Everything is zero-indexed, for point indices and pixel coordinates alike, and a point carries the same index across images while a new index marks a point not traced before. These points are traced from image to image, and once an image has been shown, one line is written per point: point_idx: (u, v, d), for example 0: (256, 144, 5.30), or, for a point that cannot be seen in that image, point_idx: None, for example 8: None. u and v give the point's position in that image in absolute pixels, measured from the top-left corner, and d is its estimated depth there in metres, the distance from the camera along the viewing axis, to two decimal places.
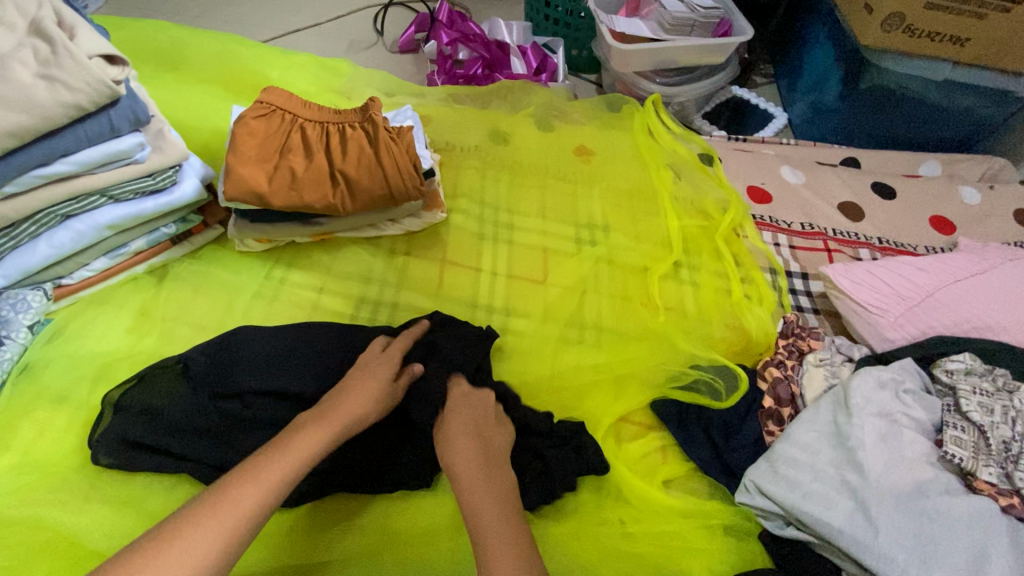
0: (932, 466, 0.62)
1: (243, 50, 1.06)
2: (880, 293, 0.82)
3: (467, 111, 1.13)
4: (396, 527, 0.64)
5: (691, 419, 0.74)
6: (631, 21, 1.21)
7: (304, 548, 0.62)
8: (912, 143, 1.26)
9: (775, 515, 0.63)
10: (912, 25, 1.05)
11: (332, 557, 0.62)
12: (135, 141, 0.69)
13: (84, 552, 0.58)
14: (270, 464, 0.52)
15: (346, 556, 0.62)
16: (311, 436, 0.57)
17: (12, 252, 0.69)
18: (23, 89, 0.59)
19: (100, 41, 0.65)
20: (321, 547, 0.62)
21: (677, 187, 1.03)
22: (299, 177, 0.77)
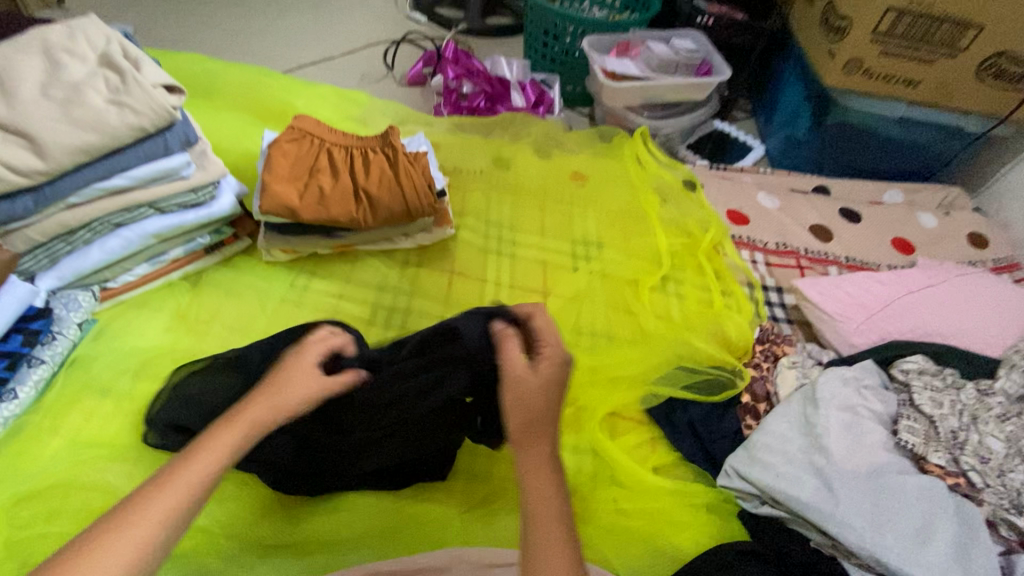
0: (888, 451, 0.70)
1: (269, 81, 1.17)
2: (845, 303, 0.92)
3: (472, 139, 1.24)
4: (409, 511, 0.66)
5: (679, 413, 0.82)
6: (621, 61, 1.34)
7: (319, 524, 0.64)
8: (877, 173, 1.39)
9: (751, 495, 0.70)
10: (869, 70, 1.19)
11: (345, 537, 0.63)
12: (184, 160, 0.78)
13: None
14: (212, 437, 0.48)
15: (358, 537, 0.63)
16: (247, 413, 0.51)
17: (68, 256, 0.77)
18: (98, 113, 0.68)
19: (161, 73, 0.74)
20: (333, 526, 0.64)
21: (664, 209, 1.13)
22: (327, 194, 0.86)
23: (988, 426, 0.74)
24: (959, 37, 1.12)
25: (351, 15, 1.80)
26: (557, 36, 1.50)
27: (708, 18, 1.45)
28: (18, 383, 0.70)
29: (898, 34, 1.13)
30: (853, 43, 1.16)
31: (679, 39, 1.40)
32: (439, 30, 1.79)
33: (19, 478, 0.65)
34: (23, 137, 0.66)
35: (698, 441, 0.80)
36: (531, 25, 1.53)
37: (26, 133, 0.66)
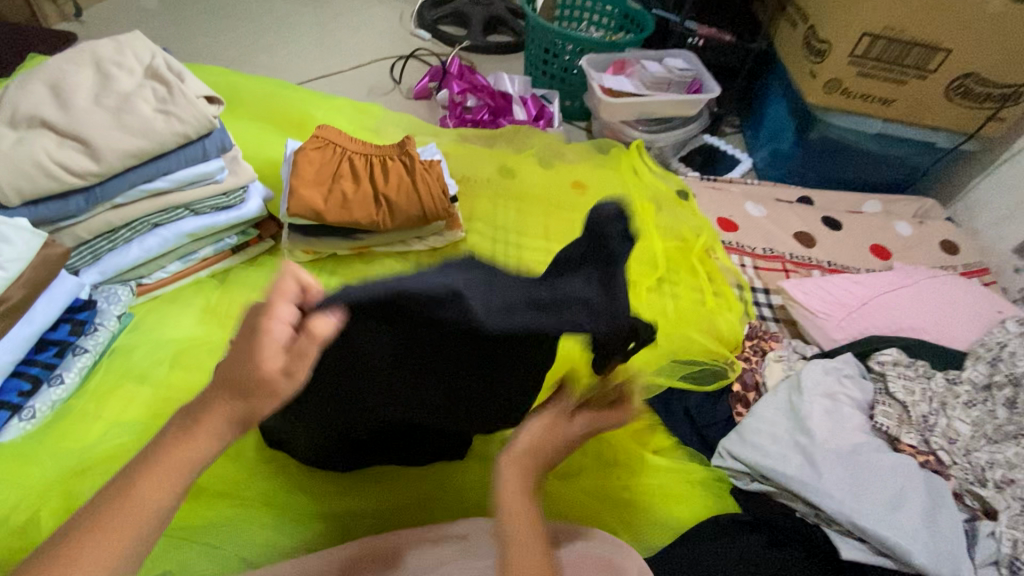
0: (865, 432, 0.77)
1: (288, 93, 1.24)
2: (827, 302, 0.99)
3: (478, 150, 1.31)
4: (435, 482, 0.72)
5: (675, 402, 0.89)
6: (618, 78, 1.43)
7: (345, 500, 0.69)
8: (856, 185, 1.48)
9: (742, 473, 0.77)
10: (848, 89, 1.28)
11: (375, 508, 0.69)
12: (220, 165, 0.84)
13: None
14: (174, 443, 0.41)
15: (385, 508, 0.69)
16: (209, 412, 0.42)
17: (109, 253, 0.82)
18: (147, 121, 0.74)
19: (202, 85, 0.81)
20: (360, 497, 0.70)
21: (659, 216, 1.21)
22: (349, 198, 0.93)
23: (955, 410, 0.82)
24: (930, 59, 1.21)
25: (359, 32, 1.88)
26: (557, 54, 1.59)
27: (699, 39, 1.55)
28: (65, 369, 0.75)
29: (873, 56, 1.22)
30: (833, 64, 1.25)
31: (672, 59, 1.50)
32: (443, 47, 1.88)
33: (65, 456, 0.70)
34: (79, 142, 0.72)
35: (693, 427, 0.87)
36: (533, 44, 1.62)
37: (83, 139, 0.72)
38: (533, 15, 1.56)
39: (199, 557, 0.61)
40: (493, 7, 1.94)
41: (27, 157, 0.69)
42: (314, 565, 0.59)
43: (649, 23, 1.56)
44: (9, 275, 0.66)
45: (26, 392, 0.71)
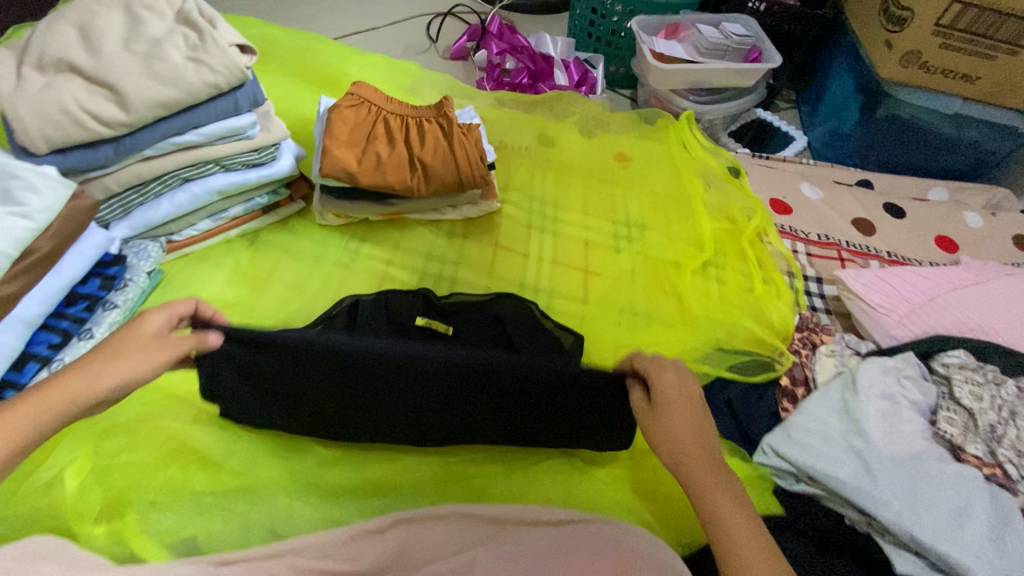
0: (926, 439, 0.72)
1: (321, 47, 1.18)
2: (888, 296, 0.92)
3: (517, 114, 1.22)
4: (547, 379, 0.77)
5: (718, 393, 0.83)
6: (669, 43, 1.34)
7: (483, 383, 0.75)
8: (925, 171, 1.36)
9: (787, 473, 0.73)
10: (928, 62, 1.16)
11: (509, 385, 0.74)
12: (251, 120, 0.81)
13: (191, 450, 0.64)
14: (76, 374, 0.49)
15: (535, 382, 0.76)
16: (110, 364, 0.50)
17: (139, 207, 0.81)
18: (177, 69, 0.71)
19: (235, 32, 0.77)
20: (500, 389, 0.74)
21: (707, 194, 1.12)
22: (383, 161, 0.88)
23: None
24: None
25: None
26: (605, 16, 1.48)
27: (759, 3, 1.42)
28: (95, 324, 0.74)
29: (961, 27, 1.11)
30: (913, 34, 1.14)
31: (729, 23, 1.38)
32: (483, 4, 1.77)
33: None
34: (109, 90, 0.69)
35: (735, 422, 0.81)
36: (579, 4, 1.51)
37: (113, 86, 0.69)
38: None
39: (224, 523, 0.60)
40: None
41: (54, 101, 0.66)
42: (337, 542, 0.59)
43: None
44: (37, 225, 0.64)
45: (55, 345, 0.70)
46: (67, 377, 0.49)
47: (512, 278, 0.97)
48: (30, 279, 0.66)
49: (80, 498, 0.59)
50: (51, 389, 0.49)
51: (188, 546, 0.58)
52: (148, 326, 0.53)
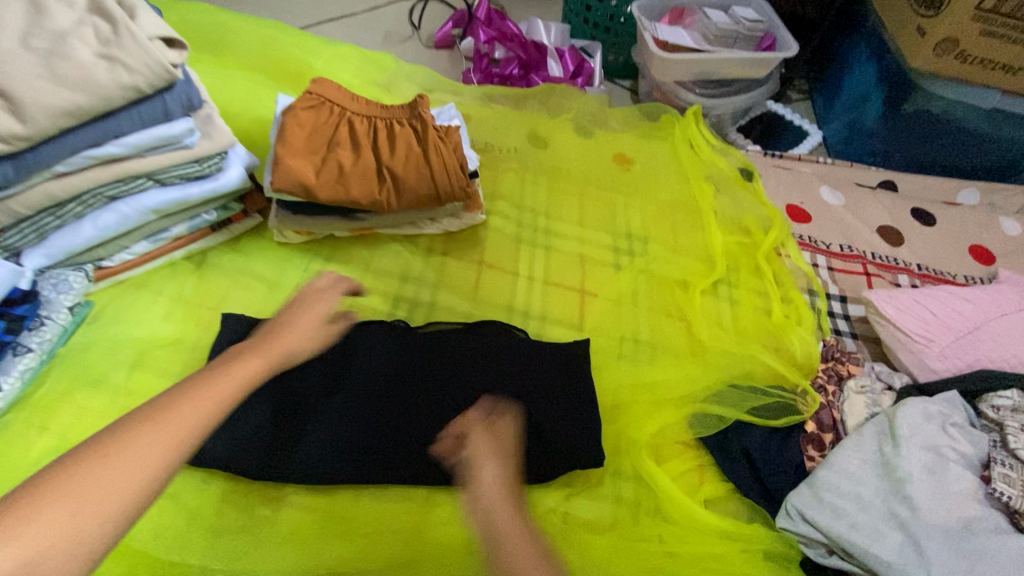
0: (979, 503, 0.62)
1: (284, 37, 1.05)
2: (926, 323, 0.81)
3: (506, 111, 1.09)
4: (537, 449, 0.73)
5: (734, 440, 0.72)
6: (675, 30, 1.21)
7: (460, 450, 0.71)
8: (953, 171, 1.24)
9: (817, 544, 0.63)
10: (965, 51, 1.04)
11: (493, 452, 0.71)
12: (186, 127, 0.69)
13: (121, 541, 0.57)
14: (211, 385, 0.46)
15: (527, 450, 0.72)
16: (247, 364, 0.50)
17: (57, 232, 0.69)
18: (84, 69, 0.58)
19: (160, 24, 0.64)
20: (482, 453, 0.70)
21: (717, 201, 1.01)
22: (346, 171, 0.76)
23: None
24: None
25: None
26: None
27: None
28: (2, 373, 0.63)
29: (1004, 12, 0.99)
30: (950, 19, 1.01)
31: (740, 7, 1.25)
32: None
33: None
34: None
35: (753, 473, 0.71)
36: None
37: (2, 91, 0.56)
38: None
39: None
40: None
41: None
42: None
43: None
44: None
45: None
46: (265, 346, 0.53)
47: (498, 301, 0.85)
48: None
49: None
50: (261, 356, 0.51)
51: None
52: (317, 303, 0.61)
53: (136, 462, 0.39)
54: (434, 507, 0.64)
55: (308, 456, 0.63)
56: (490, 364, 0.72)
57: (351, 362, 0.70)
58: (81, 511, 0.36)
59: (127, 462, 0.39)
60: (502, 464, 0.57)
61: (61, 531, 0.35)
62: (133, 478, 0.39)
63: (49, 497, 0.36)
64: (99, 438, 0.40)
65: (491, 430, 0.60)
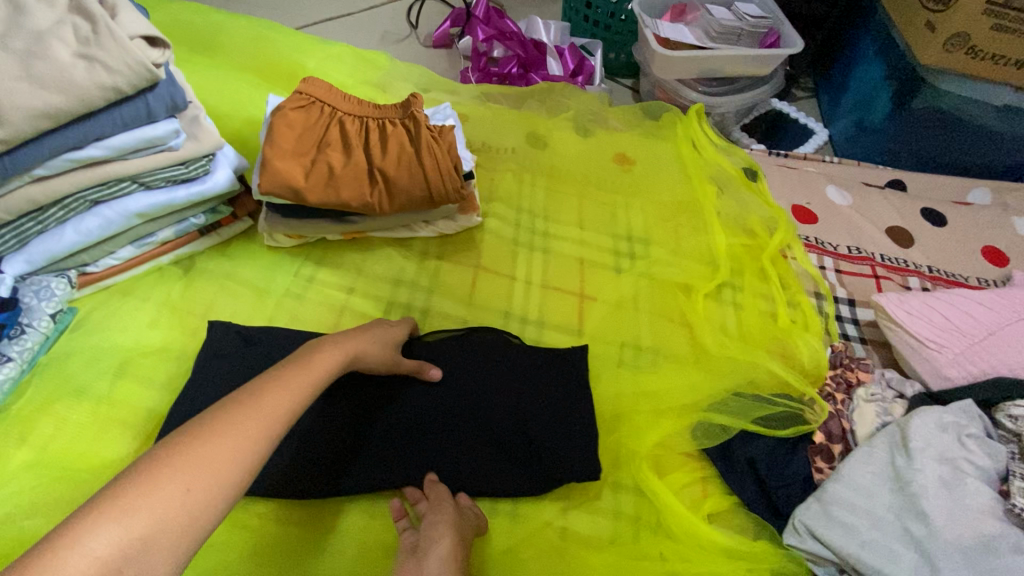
0: (998, 519, 0.59)
1: (276, 36, 1.03)
2: (939, 328, 0.78)
3: (504, 110, 1.07)
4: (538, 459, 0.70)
5: (738, 449, 0.69)
6: (676, 26, 1.18)
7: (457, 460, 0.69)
8: (964, 169, 1.20)
9: (827, 561, 0.61)
10: (977, 46, 1.01)
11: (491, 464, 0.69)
12: (171, 128, 0.66)
13: None
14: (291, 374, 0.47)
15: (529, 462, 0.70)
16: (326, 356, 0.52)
17: (38, 237, 0.67)
18: (62, 69, 0.56)
19: (141, 22, 0.62)
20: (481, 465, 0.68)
21: (721, 202, 0.98)
22: (336, 173, 0.74)
23: None
24: None
25: None
26: None
27: None
28: None
29: (1017, 5, 0.96)
30: (961, 14, 0.98)
31: (743, 3, 1.22)
32: None
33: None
34: None
35: (760, 486, 0.68)
36: None
37: None
38: None
39: None
40: None
41: None
42: None
43: None
44: None
45: None
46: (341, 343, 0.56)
47: (494, 307, 0.82)
48: None
49: None
50: (331, 350, 0.54)
51: None
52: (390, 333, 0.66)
53: (229, 452, 0.39)
54: (493, 521, 0.63)
55: (349, 482, 0.62)
56: (522, 378, 0.71)
57: (386, 382, 0.68)
58: (179, 499, 0.36)
59: (218, 444, 0.39)
60: (459, 550, 0.55)
61: (175, 503, 0.35)
62: (222, 467, 0.38)
63: (160, 474, 0.36)
64: (189, 427, 0.40)
65: (457, 511, 0.59)
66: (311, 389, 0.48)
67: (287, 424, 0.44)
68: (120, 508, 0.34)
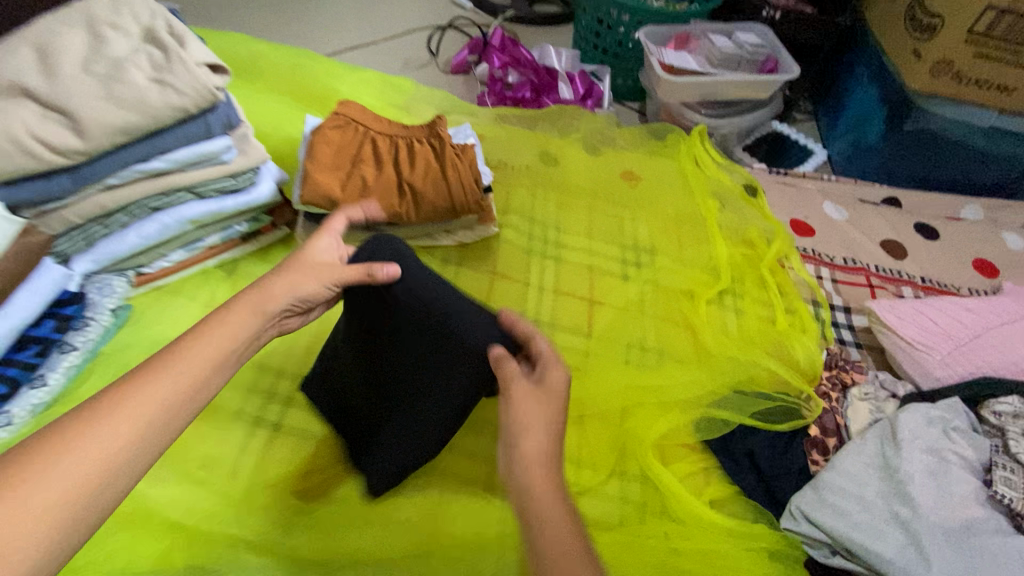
0: (981, 505, 0.63)
1: (311, 64, 1.12)
2: (928, 331, 0.83)
3: (518, 131, 1.15)
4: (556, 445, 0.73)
5: (736, 443, 0.74)
6: (680, 54, 1.26)
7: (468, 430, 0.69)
8: (956, 187, 1.26)
9: (821, 543, 0.65)
10: (961, 72, 1.09)
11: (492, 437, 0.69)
12: (225, 144, 0.74)
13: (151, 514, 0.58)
14: (193, 347, 0.50)
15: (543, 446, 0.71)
16: (238, 317, 0.54)
17: (104, 239, 0.75)
18: (139, 92, 0.65)
19: (206, 51, 0.71)
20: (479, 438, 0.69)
21: (722, 216, 1.04)
22: (369, 186, 0.82)
23: None
24: None
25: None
26: (611, 26, 1.40)
27: (774, 11, 1.34)
28: (48, 369, 0.67)
29: (996, 34, 1.03)
30: (944, 42, 1.06)
31: (742, 33, 1.30)
32: (485, 17, 1.72)
33: None
34: (63, 115, 0.63)
35: (759, 476, 0.73)
36: (584, 14, 1.45)
37: (68, 112, 0.63)
38: None
39: None
40: None
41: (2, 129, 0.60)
42: None
43: None
44: None
45: (2, 396, 0.63)
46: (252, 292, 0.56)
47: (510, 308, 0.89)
48: None
49: None
50: (241, 305, 0.55)
51: None
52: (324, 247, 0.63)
53: (109, 437, 0.43)
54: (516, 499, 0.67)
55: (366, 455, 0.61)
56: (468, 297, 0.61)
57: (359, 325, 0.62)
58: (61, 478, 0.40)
59: (95, 430, 0.42)
60: (553, 454, 0.49)
61: (58, 484, 0.39)
62: (102, 451, 0.42)
63: (41, 455, 0.40)
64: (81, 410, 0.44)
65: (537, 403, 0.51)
66: (219, 357, 0.51)
67: (183, 395, 0.47)
68: (4, 487, 0.38)
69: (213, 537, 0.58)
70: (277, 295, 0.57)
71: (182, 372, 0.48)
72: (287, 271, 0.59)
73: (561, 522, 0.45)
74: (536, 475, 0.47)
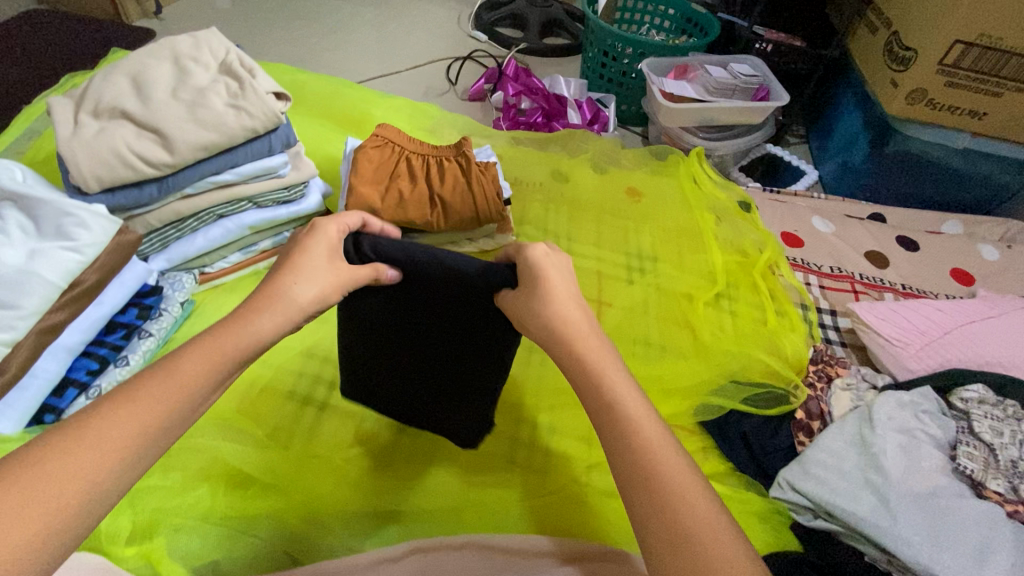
0: (946, 475, 0.72)
1: (347, 92, 1.25)
2: (903, 329, 0.92)
3: (532, 152, 1.27)
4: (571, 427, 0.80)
5: (732, 426, 0.83)
6: (679, 84, 1.39)
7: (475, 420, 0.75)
8: (936, 204, 1.37)
9: (805, 509, 0.73)
10: (934, 99, 1.20)
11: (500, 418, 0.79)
12: (283, 160, 0.86)
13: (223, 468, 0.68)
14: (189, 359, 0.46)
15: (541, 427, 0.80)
16: (243, 326, 0.50)
17: (177, 241, 0.86)
18: (219, 115, 0.77)
19: (271, 81, 0.83)
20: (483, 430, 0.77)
21: (719, 228, 1.14)
22: (405, 197, 0.93)
23: None
24: None
25: (418, 32, 1.87)
26: (616, 58, 1.53)
27: (766, 44, 1.45)
28: (131, 351, 0.77)
29: (965, 65, 1.15)
30: (917, 74, 1.18)
31: (737, 64, 1.43)
32: (500, 49, 1.86)
33: None
34: (156, 134, 0.75)
35: (750, 454, 0.81)
36: (591, 47, 1.58)
37: (159, 131, 0.75)
38: (593, 18, 1.52)
39: (249, 549, 0.63)
40: (552, 9, 1.91)
41: (108, 146, 0.73)
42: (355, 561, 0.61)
43: (715, 27, 1.50)
44: (85, 258, 0.69)
45: (93, 371, 0.74)
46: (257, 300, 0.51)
47: None
48: (73, 310, 0.70)
49: (114, 521, 0.61)
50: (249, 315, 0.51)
51: (211, 568, 0.61)
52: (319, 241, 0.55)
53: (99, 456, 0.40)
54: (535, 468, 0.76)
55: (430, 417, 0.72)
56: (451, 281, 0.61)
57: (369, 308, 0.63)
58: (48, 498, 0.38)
59: (84, 449, 0.40)
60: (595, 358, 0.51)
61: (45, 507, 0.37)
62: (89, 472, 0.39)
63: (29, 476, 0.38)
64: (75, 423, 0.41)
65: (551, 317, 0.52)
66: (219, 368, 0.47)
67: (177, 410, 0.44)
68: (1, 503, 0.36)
69: (276, 491, 0.67)
70: (295, 302, 0.52)
71: (139, 409, 0.42)
72: (294, 272, 0.52)
73: (626, 396, 0.49)
74: (584, 345, 0.51)
